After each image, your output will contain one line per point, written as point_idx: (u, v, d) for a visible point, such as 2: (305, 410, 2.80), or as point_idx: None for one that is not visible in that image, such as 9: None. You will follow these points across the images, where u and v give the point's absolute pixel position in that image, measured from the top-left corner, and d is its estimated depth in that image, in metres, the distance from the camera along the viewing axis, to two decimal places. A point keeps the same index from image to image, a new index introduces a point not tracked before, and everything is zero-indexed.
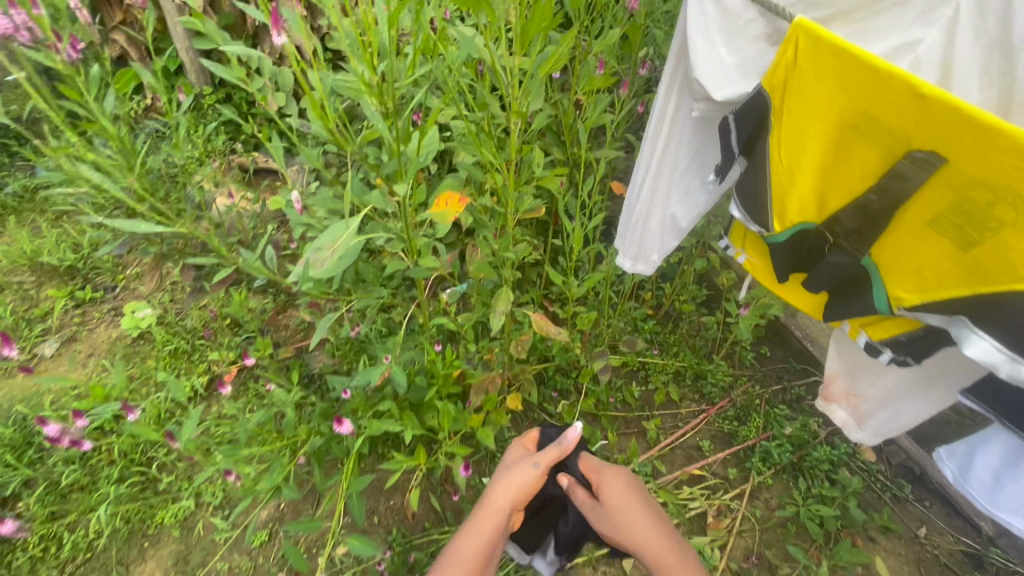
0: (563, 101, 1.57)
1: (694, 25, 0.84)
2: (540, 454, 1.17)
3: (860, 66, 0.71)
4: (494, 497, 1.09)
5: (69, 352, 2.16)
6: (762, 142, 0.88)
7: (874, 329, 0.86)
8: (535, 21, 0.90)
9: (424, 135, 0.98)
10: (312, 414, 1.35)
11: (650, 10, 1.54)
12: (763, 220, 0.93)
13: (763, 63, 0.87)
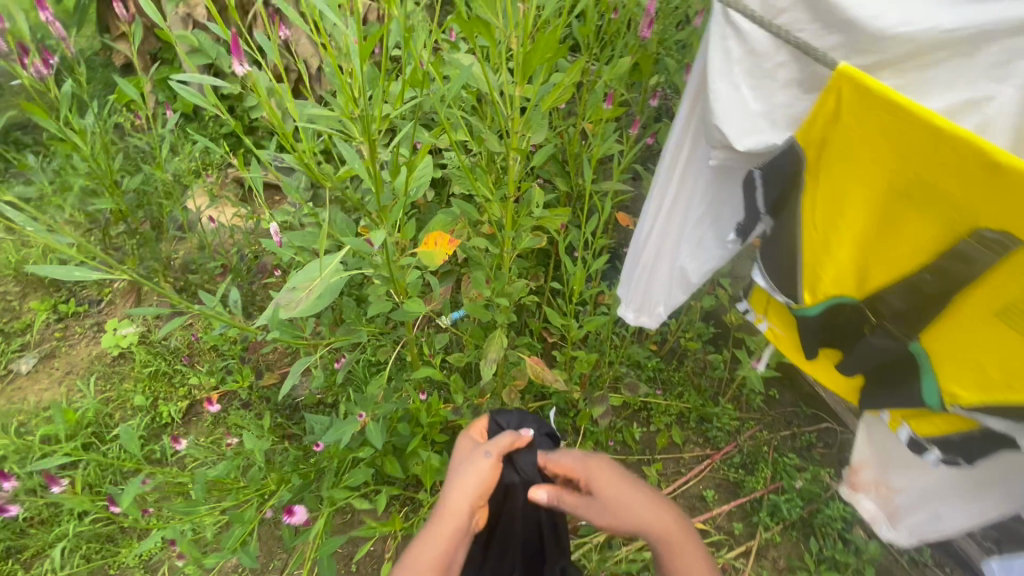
0: (570, 129, 1.49)
1: (716, 65, 0.77)
2: (492, 444, 1.01)
3: (920, 132, 0.63)
4: (450, 501, 0.93)
5: (46, 370, 2.06)
6: (794, 204, 0.82)
7: (918, 422, 0.78)
8: (539, 52, 0.82)
9: (411, 170, 0.90)
10: (285, 458, 1.24)
11: (663, 38, 1.47)
12: (792, 291, 0.88)
13: (794, 113, 0.79)
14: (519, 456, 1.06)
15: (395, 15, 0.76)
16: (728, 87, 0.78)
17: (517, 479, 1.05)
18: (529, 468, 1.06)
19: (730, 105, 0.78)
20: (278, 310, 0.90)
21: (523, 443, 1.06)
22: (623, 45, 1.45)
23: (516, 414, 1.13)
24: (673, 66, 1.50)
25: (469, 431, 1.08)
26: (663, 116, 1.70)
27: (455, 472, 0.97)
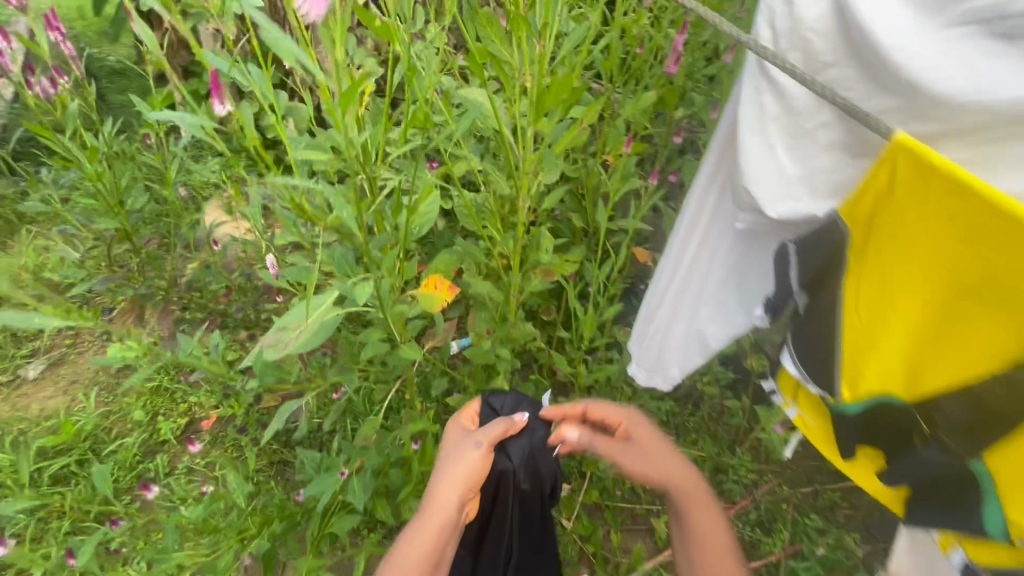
0: (588, 161, 1.43)
1: (745, 122, 0.60)
2: (483, 432, 0.90)
3: (989, 209, 0.47)
4: (440, 492, 0.83)
5: (52, 378, 2.02)
6: (836, 281, 0.63)
7: (975, 550, 0.59)
8: (553, 93, 0.76)
9: (414, 213, 0.85)
10: (270, 499, 1.17)
11: (690, 73, 1.40)
12: (827, 381, 0.67)
13: (843, 176, 0.59)
14: (512, 443, 0.93)
15: (400, 51, 0.71)
16: (758, 145, 0.60)
17: (510, 469, 0.92)
18: (523, 457, 0.93)
19: (758, 168, 0.61)
20: (265, 354, 0.85)
21: (519, 429, 0.94)
22: (649, 78, 1.38)
23: (511, 396, 1.01)
24: (699, 101, 1.43)
25: (459, 417, 0.98)
26: (687, 151, 1.63)
27: (444, 461, 0.87)
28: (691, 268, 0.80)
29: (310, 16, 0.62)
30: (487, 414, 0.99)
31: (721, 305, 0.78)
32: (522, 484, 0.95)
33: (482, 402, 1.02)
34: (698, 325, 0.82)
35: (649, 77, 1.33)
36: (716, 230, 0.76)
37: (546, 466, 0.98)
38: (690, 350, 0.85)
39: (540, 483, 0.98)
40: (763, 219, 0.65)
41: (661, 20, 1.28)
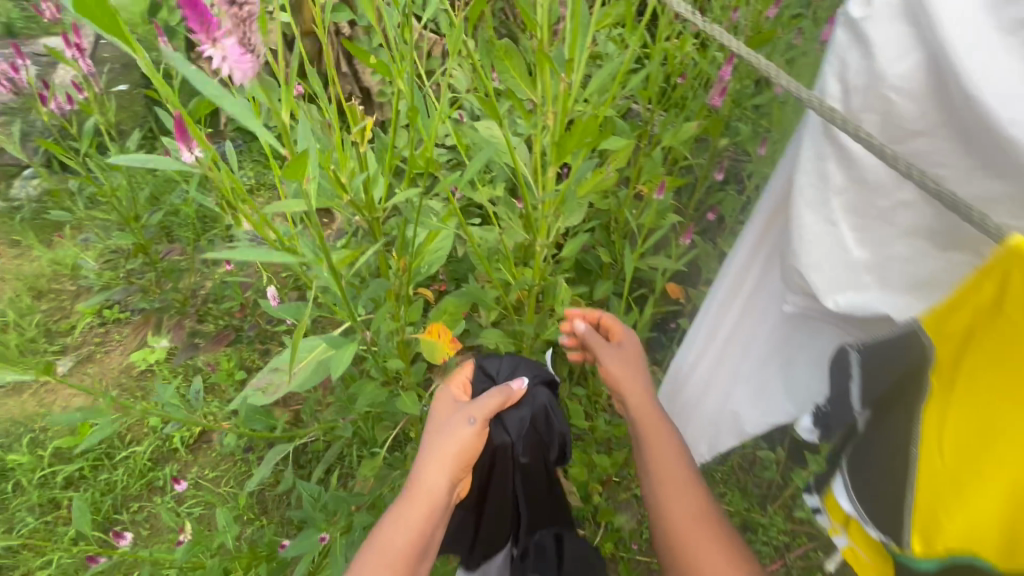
0: (620, 193, 1.34)
1: (802, 198, 0.48)
2: (476, 406, 0.80)
3: None
4: (427, 473, 0.72)
5: (78, 375, 1.89)
6: (911, 400, 0.48)
7: None
8: (575, 134, 0.74)
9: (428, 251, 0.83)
10: (262, 531, 1.12)
11: (736, 100, 1.29)
12: (888, 528, 0.48)
13: (926, 272, 0.46)
14: (509, 414, 0.90)
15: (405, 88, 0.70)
16: (819, 227, 0.48)
17: (508, 443, 0.89)
18: (520, 429, 0.90)
19: (817, 254, 0.48)
20: (252, 400, 0.80)
21: (516, 397, 0.88)
22: (690, 105, 1.27)
23: (506, 359, 0.95)
24: (745, 133, 1.32)
25: (451, 384, 0.87)
26: (731, 181, 1.50)
27: (432, 436, 0.78)
28: (729, 338, 0.71)
29: (231, 77, 0.52)
30: (481, 380, 0.91)
31: (761, 389, 0.67)
32: (520, 457, 0.92)
33: (475, 367, 0.93)
34: (732, 406, 0.72)
35: (690, 108, 1.23)
36: (758, 301, 0.66)
37: (552, 429, 0.95)
38: (720, 431, 0.75)
39: (542, 448, 0.96)
40: (818, 310, 0.53)
41: (706, 49, 1.19)
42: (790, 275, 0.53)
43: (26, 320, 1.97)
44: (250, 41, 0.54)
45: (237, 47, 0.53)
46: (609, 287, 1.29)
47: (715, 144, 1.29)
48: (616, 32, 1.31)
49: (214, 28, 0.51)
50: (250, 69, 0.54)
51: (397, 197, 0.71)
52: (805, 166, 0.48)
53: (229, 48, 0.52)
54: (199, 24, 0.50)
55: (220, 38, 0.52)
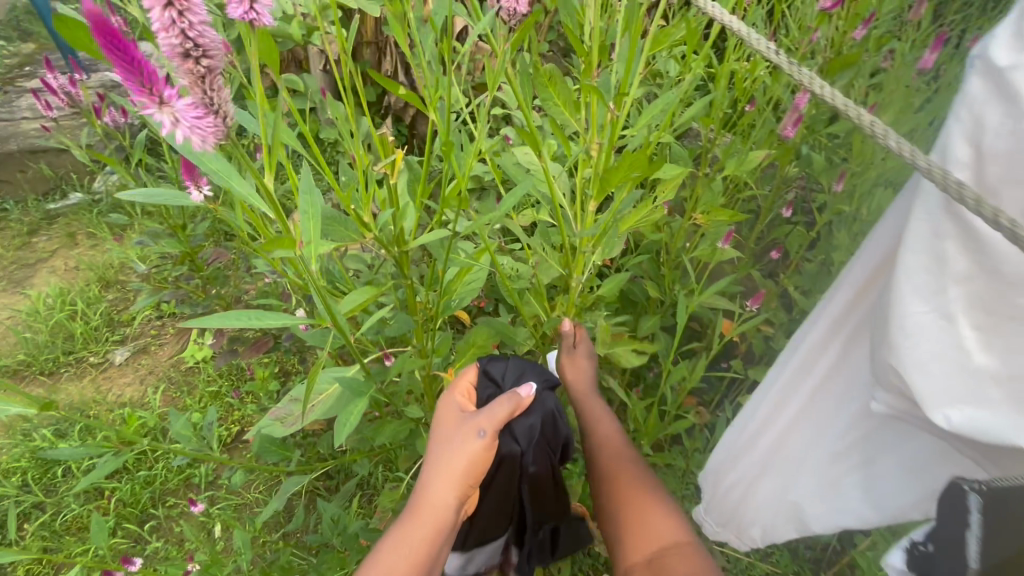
0: (673, 223, 1.24)
1: (909, 283, 0.41)
2: (486, 416, 0.71)
3: None
4: (437, 491, 0.65)
5: (133, 367, 1.94)
6: None
7: None
8: (624, 167, 0.69)
9: (458, 283, 0.83)
10: (283, 552, 1.08)
11: (811, 126, 1.16)
12: None
13: None
14: (517, 421, 0.79)
15: (440, 119, 0.70)
16: (929, 321, 0.40)
17: (518, 453, 0.79)
18: (531, 438, 0.79)
19: (921, 353, 0.41)
20: (273, 431, 0.80)
21: (526, 405, 0.76)
22: (757, 131, 1.16)
23: (512, 362, 0.84)
24: (818, 163, 1.19)
25: (454, 392, 0.78)
26: (800, 214, 1.36)
27: (438, 449, 0.69)
28: (793, 417, 0.62)
29: (181, 138, 0.46)
30: (485, 386, 0.82)
31: (833, 484, 0.59)
32: (529, 467, 0.81)
33: (478, 370, 0.84)
34: (793, 496, 0.63)
35: (756, 136, 1.12)
36: (831, 383, 0.58)
37: (560, 433, 0.84)
38: (777, 518, 0.67)
39: (551, 454, 0.84)
40: (915, 413, 0.45)
41: (777, 73, 1.08)
42: (882, 370, 0.45)
43: (93, 309, 2.05)
44: (214, 97, 0.49)
45: (194, 107, 0.48)
46: (654, 324, 1.20)
47: (782, 175, 1.17)
48: (680, 51, 1.22)
49: (165, 87, 0.46)
50: (209, 129, 0.48)
51: (425, 234, 0.70)
52: (909, 250, 0.41)
53: (181, 108, 0.47)
54: (141, 85, 0.45)
55: (173, 99, 0.47)
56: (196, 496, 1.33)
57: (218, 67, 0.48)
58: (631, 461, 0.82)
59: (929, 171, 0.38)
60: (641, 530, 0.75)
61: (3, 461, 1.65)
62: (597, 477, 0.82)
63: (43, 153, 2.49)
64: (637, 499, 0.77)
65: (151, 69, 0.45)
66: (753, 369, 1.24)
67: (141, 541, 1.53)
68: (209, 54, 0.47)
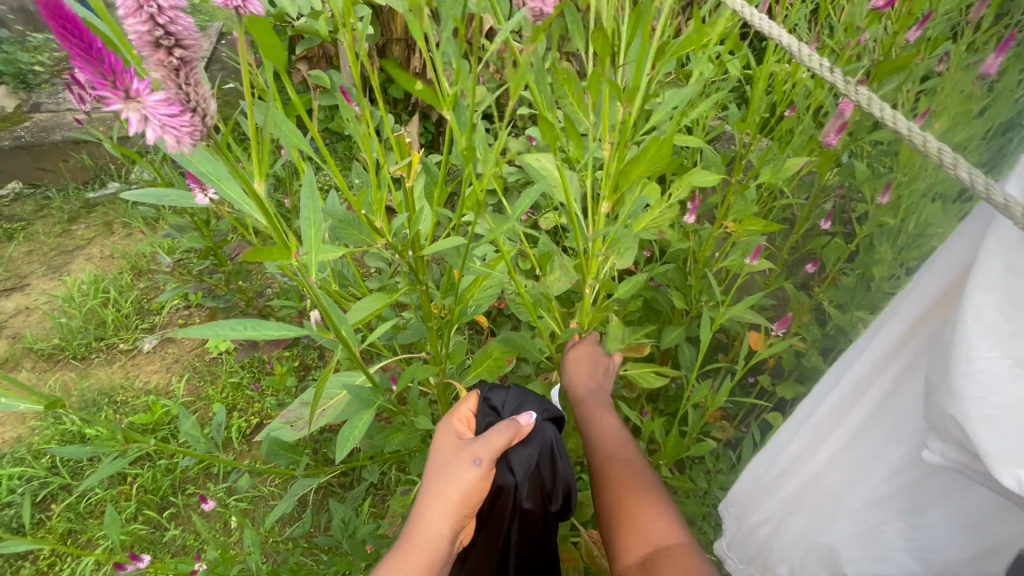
0: (703, 231, 1.19)
1: (976, 326, 0.38)
2: (483, 444, 0.71)
3: None
4: (428, 522, 0.67)
5: (161, 355, 1.99)
6: None
7: None
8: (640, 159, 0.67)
9: (475, 288, 0.81)
10: (296, 550, 1.08)
11: (857, 131, 1.10)
12: None
13: None
14: (515, 452, 0.78)
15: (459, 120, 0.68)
16: (998, 369, 0.37)
17: (511, 485, 0.79)
18: (528, 470, 0.79)
19: (987, 405, 0.38)
20: (281, 434, 0.79)
21: (525, 433, 0.77)
22: (796, 137, 1.10)
23: (514, 392, 0.84)
24: (861, 173, 1.12)
25: (453, 418, 0.79)
26: (839, 224, 1.29)
27: (435, 475, 0.70)
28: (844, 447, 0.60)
29: (150, 137, 0.39)
30: (485, 414, 0.81)
31: (871, 528, 0.56)
32: (524, 501, 0.81)
33: (480, 399, 0.84)
34: (825, 538, 0.60)
35: (796, 142, 1.06)
36: (888, 415, 0.55)
37: (557, 474, 0.83)
38: (807, 560, 0.63)
39: (546, 498, 0.84)
40: (977, 467, 0.41)
41: (822, 76, 1.02)
42: (937, 418, 0.43)
43: (124, 297, 2.10)
44: (192, 91, 0.41)
45: (168, 103, 0.40)
46: (678, 336, 1.15)
47: (822, 184, 1.11)
48: (716, 52, 1.16)
49: (133, 80, 0.39)
50: (186, 128, 0.40)
51: (440, 240, 0.66)
52: (979, 283, 0.38)
53: (151, 103, 0.39)
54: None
55: (143, 93, 0.40)
56: (207, 493, 1.33)
57: (195, 58, 0.41)
58: (625, 463, 0.79)
59: (1006, 208, 0.36)
60: (634, 531, 0.72)
61: (35, 442, 1.70)
62: (594, 481, 0.80)
63: (85, 144, 2.57)
64: (628, 499, 0.74)
65: (116, 59, 0.38)
66: (783, 388, 1.18)
67: (160, 527, 1.55)
68: (184, 43, 0.40)
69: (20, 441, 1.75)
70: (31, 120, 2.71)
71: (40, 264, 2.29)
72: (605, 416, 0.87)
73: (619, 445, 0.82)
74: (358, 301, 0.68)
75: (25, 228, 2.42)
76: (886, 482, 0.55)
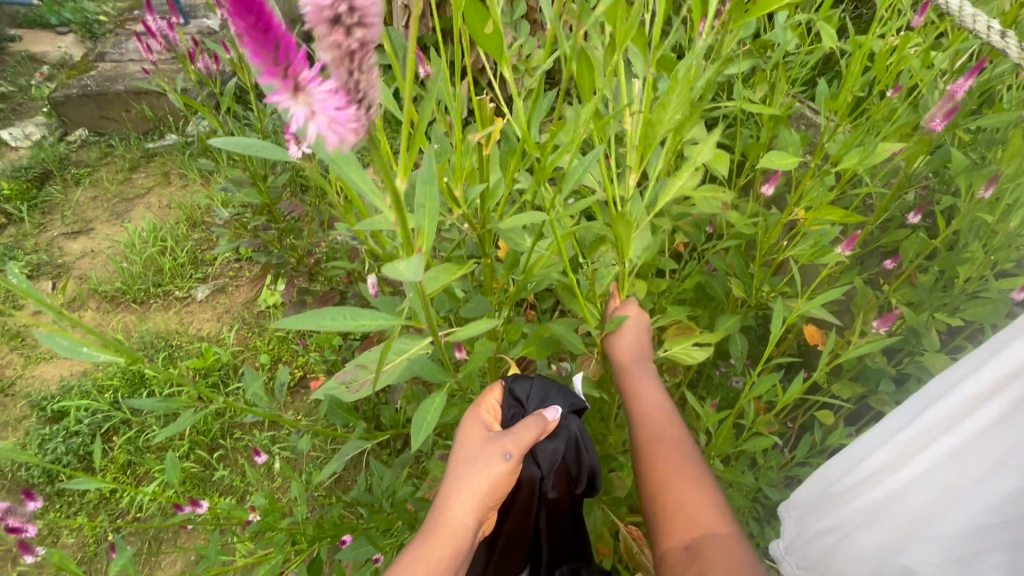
0: (771, 217, 1.12)
1: None
2: (512, 439, 0.72)
3: None
4: (457, 509, 0.67)
5: (213, 304, 2.06)
6: None
7: None
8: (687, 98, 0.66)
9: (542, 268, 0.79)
10: (339, 502, 1.13)
11: (958, 118, 0.99)
12: None
13: None
14: (541, 446, 0.82)
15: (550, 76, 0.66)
16: None
17: (538, 477, 0.83)
18: (553, 462, 0.83)
19: None
20: (339, 395, 0.72)
21: (551, 428, 0.77)
22: (888, 119, 1.00)
23: (537, 383, 0.83)
24: (956, 162, 1.01)
25: (479, 409, 0.79)
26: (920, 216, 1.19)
27: (460, 466, 0.70)
28: (944, 475, 0.60)
29: (314, 136, 0.38)
30: (510, 406, 0.81)
31: (964, 556, 0.54)
32: (549, 490, 0.86)
33: (504, 389, 0.84)
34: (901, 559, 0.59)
35: (888, 126, 0.97)
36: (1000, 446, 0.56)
37: (582, 463, 0.86)
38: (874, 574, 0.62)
39: (570, 482, 0.88)
40: None
41: (929, 53, 0.90)
42: None
43: (180, 247, 2.17)
44: (360, 81, 0.38)
45: (338, 95, 0.38)
46: (733, 324, 1.10)
47: (909, 174, 1.01)
48: (805, 20, 1.06)
49: (305, 67, 0.37)
50: (355, 123, 0.39)
51: (523, 216, 0.67)
52: None
53: (322, 96, 0.38)
54: (275, 65, 0.36)
55: (313, 82, 0.37)
56: (255, 443, 1.39)
57: (371, 42, 0.37)
58: (671, 443, 0.76)
59: None
60: (679, 517, 0.69)
61: (99, 377, 1.81)
62: (638, 460, 0.77)
63: (145, 95, 2.62)
64: (677, 491, 0.71)
65: (290, 45, 0.36)
66: (842, 387, 1.12)
67: (210, 467, 1.64)
68: (361, 28, 0.36)
69: (86, 374, 1.87)
70: (98, 70, 2.76)
71: (104, 210, 2.40)
72: (650, 386, 0.83)
73: (663, 422, 0.79)
74: (429, 272, 0.66)
75: (91, 174, 2.53)
76: (989, 512, 0.54)
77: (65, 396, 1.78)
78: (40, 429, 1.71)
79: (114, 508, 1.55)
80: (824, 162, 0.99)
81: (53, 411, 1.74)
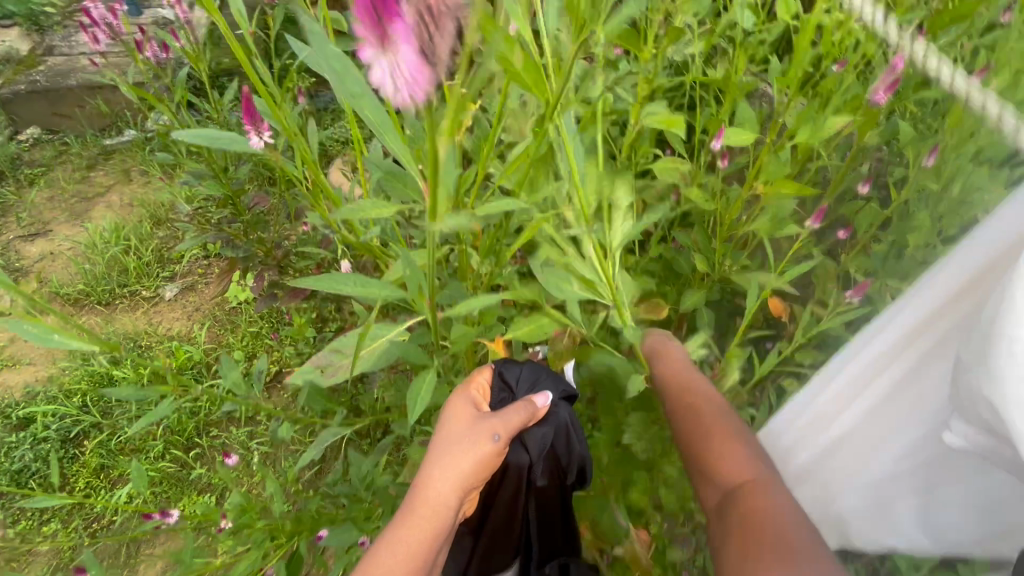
0: (732, 193, 1.15)
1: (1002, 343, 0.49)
2: (500, 420, 0.75)
3: None
4: (438, 484, 0.69)
5: (182, 303, 2.01)
6: None
7: None
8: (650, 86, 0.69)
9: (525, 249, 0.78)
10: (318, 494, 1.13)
11: (906, 91, 1.02)
12: None
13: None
14: (530, 432, 0.84)
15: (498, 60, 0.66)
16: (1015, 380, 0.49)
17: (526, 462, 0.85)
18: (540, 449, 0.85)
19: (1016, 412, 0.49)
20: (314, 380, 0.73)
21: (540, 414, 0.81)
22: (839, 94, 1.03)
23: (528, 368, 0.87)
24: (903, 134, 1.05)
25: (470, 388, 0.81)
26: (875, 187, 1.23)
27: (445, 444, 0.72)
28: (866, 438, 0.73)
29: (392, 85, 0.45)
30: (499, 390, 0.84)
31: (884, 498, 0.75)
32: (537, 479, 0.88)
33: (493, 372, 0.86)
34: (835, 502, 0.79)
35: (839, 101, 1.00)
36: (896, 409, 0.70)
37: (574, 452, 0.88)
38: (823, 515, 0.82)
39: (561, 472, 0.90)
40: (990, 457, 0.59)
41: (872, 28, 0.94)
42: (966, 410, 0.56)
43: (145, 245, 2.10)
44: (432, 51, 0.46)
45: (414, 62, 0.45)
46: (699, 299, 1.13)
47: (861, 146, 1.04)
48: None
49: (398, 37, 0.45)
50: (416, 83, 0.46)
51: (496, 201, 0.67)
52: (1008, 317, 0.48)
53: (401, 57, 0.45)
54: (372, 29, 0.44)
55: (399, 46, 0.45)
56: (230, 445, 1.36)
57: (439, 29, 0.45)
58: (700, 412, 0.77)
59: None
60: (712, 474, 0.71)
61: (66, 382, 1.75)
62: (676, 429, 0.79)
63: (99, 89, 2.50)
64: (712, 444, 0.73)
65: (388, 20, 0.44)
66: (803, 354, 1.16)
67: (187, 465, 1.62)
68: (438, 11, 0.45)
69: (51, 379, 1.81)
70: (46, 63, 2.61)
71: (63, 210, 2.31)
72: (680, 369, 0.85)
73: (689, 392, 0.80)
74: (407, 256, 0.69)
75: (45, 174, 2.43)
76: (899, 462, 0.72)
77: (30, 402, 1.73)
78: (5, 437, 1.66)
79: (89, 513, 1.52)
80: (780, 138, 1.02)
81: (18, 418, 1.69)
